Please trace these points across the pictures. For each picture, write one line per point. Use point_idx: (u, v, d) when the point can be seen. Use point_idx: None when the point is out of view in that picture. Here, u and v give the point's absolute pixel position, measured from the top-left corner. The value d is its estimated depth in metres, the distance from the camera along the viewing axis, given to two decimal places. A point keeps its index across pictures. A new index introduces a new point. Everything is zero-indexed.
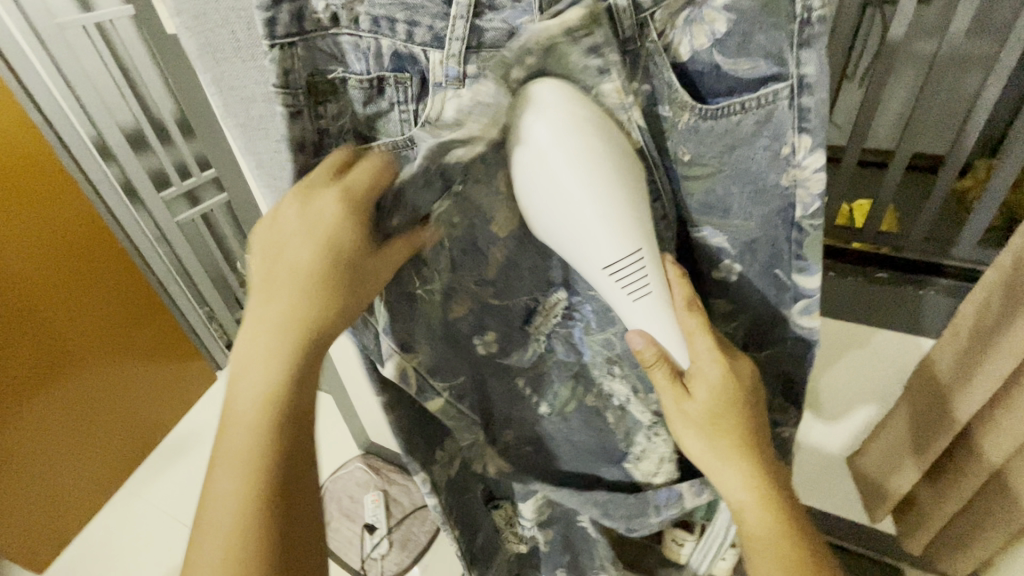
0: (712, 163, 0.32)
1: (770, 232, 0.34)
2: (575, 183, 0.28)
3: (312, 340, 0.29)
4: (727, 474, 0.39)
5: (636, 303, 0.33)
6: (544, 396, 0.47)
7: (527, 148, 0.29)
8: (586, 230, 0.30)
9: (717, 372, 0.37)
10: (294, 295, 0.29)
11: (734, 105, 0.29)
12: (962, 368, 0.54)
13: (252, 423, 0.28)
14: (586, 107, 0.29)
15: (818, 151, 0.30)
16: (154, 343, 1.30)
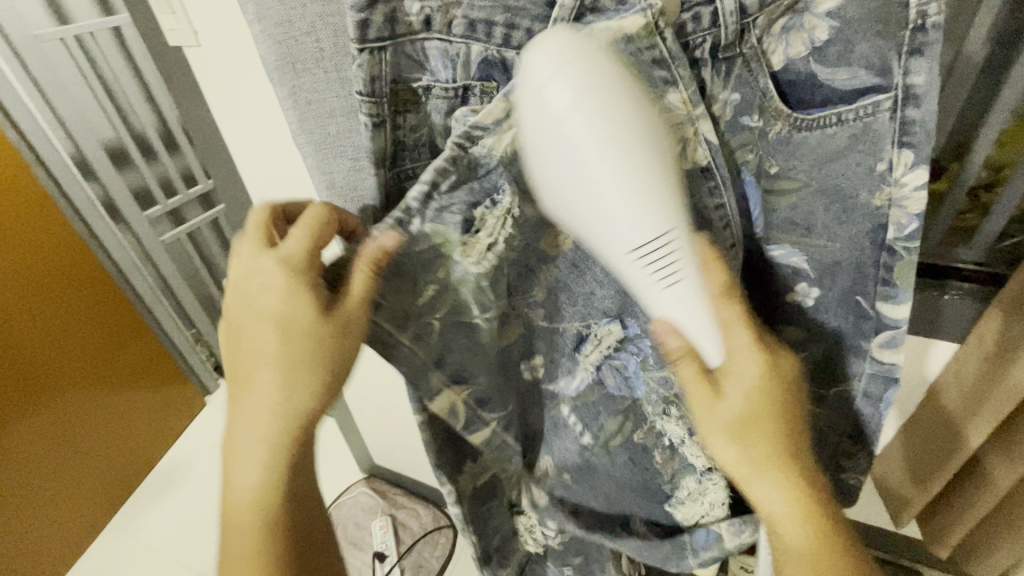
0: (802, 177, 0.30)
1: (857, 255, 0.32)
2: (593, 150, 0.25)
3: (281, 409, 0.33)
4: (762, 486, 0.35)
5: (667, 291, 0.29)
6: (588, 427, 0.41)
7: (540, 106, 0.25)
8: (601, 203, 0.26)
9: (753, 369, 0.33)
10: (268, 375, 0.32)
11: (829, 116, 0.28)
12: (979, 390, 0.56)
13: (259, 476, 0.34)
14: (610, 61, 0.25)
15: (921, 167, 0.28)
16: (138, 363, 1.36)
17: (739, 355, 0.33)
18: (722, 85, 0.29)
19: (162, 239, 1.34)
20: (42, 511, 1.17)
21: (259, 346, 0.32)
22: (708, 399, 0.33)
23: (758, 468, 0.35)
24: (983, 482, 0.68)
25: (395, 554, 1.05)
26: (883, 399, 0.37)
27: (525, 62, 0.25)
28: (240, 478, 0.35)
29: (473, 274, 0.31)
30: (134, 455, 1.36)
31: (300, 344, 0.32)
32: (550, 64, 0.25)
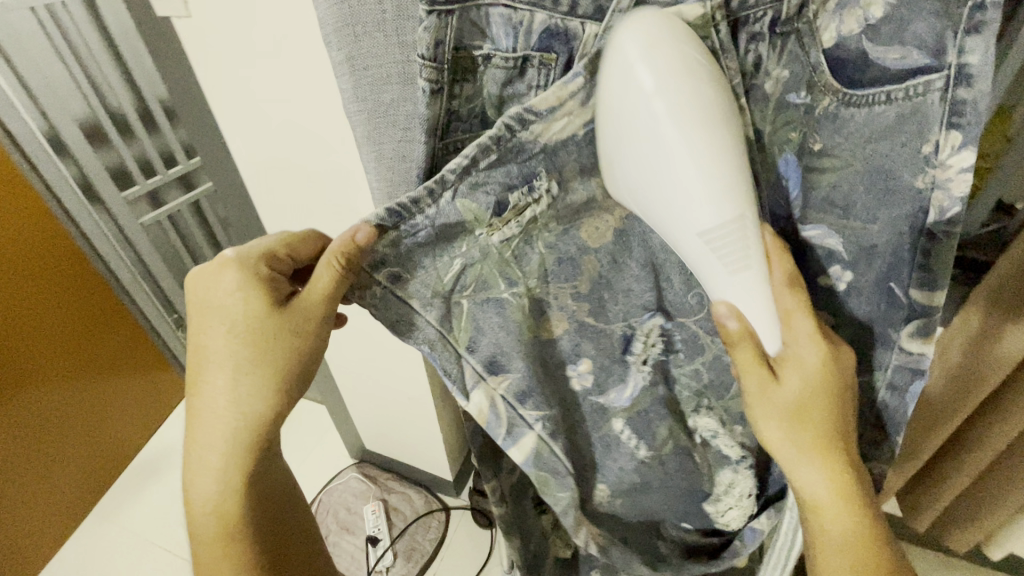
0: (844, 156, 0.31)
1: (894, 240, 0.33)
2: (670, 129, 0.28)
3: (236, 403, 0.38)
4: (811, 471, 0.37)
5: (730, 272, 0.31)
6: (643, 438, 0.43)
7: (627, 85, 0.28)
8: (676, 183, 0.29)
9: (814, 358, 0.34)
10: (223, 375, 0.38)
11: (878, 95, 0.29)
12: (969, 369, 0.58)
13: (219, 459, 0.40)
14: (694, 47, 0.28)
15: (968, 149, 0.28)
16: (117, 349, 1.32)
17: (801, 344, 0.34)
18: (777, 64, 0.30)
19: (140, 222, 1.26)
20: (21, 497, 1.15)
21: (210, 343, 0.38)
22: (765, 384, 0.34)
23: (807, 453, 0.36)
24: (962, 461, 0.71)
25: (387, 538, 1.05)
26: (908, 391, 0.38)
27: (613, 43, 0.28)
28: (199, 460, 0.40)
29: (495, 245, 0.33)
30: (117, 444, 1.34)
31: (268, 345, 0.37)
32: (637, 46, 0.27)
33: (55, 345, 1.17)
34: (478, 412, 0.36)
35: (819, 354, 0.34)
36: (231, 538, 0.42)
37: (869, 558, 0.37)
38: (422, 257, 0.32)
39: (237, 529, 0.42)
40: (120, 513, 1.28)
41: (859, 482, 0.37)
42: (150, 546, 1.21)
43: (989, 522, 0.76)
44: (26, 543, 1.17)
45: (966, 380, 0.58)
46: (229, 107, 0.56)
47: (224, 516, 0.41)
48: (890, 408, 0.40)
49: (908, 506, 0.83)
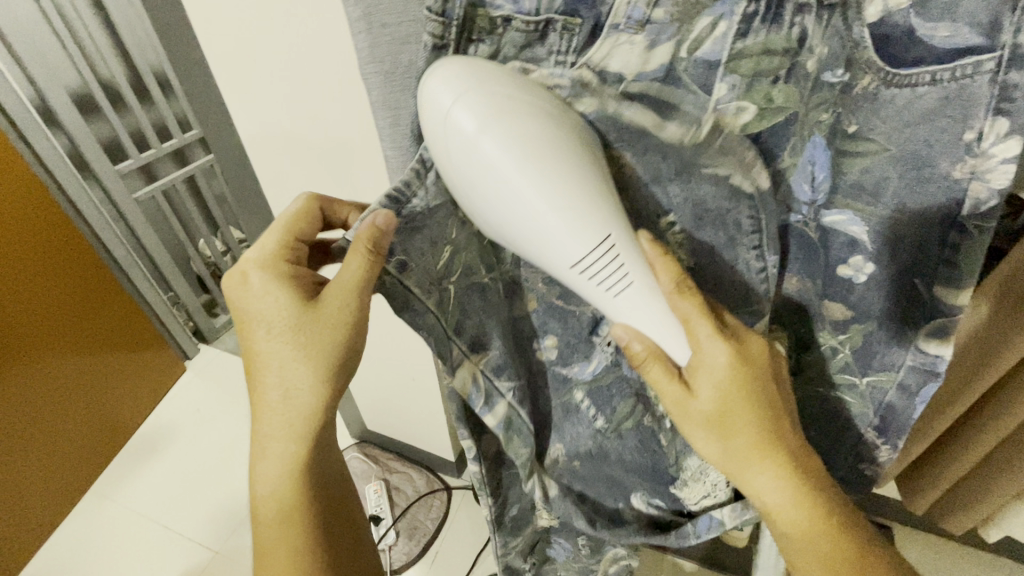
0: (879, 140, 0.30)
1: (925, 230, 0.32)
2: (505, 168, 0.27)
3: (290, 398, 0.39)
4: (754, 471, 0.36)
5: (615, 296, 0.31)
6: (602, 410, 0.41)
7: (452, 135, 0.27)
8: (531, 215, 0.28)
9: (722, 360, 0.33)
10: (276, 377, 0.38)
11: (922, 75, 0.27)
12: (976, 362, 0.58)
13: (280, 464, 0.41)
14: (503, 86, 0.28)
15: (1015, 138, 0.27)
16: (112, 326, 1.31)
17: (707, 350, 0.33)
18: (820, 40, 0.29)
19: (134, 196, 1.27)
20: (22, 474, 1.15)
21: (258, 350, 0.38)
22: (679, 397, 0.34)
23: (744, 459, 0.36)
24: (962, 448, 0.72)
25: (389, 517, 1.05)
26: (920, 395, 0.37)
27: (428, 97, 0.28)
28: (262, 468, 0.41)
29: (479, 232, 0.35)
30: (114, 420, 1.34)
31: (313, 343, 0.37)
32: (450, 98, 0.27)
33: (51, 323, 1.15)
34: (460, 386, 0.35)
35: (727, 354, 0.33)
36: (291, 537, 0.43)
37: (820, 532, 0.38)
38: (423, 242, 0.32)
39: (296, 530, 0.43)
40: (121, 491, 1.29)
41: (798, 468, 0.37)
42: (153, 528, 1.21)
43: (988, 507, 0.77)
44: (29, 519, 1.18)
45: (969, 364, 0.59)
46: (234, 88, 0.54)
47: (287, 507, 0.42)
48: (897, 411, 0.39)
49: (907, 490, 0.84)
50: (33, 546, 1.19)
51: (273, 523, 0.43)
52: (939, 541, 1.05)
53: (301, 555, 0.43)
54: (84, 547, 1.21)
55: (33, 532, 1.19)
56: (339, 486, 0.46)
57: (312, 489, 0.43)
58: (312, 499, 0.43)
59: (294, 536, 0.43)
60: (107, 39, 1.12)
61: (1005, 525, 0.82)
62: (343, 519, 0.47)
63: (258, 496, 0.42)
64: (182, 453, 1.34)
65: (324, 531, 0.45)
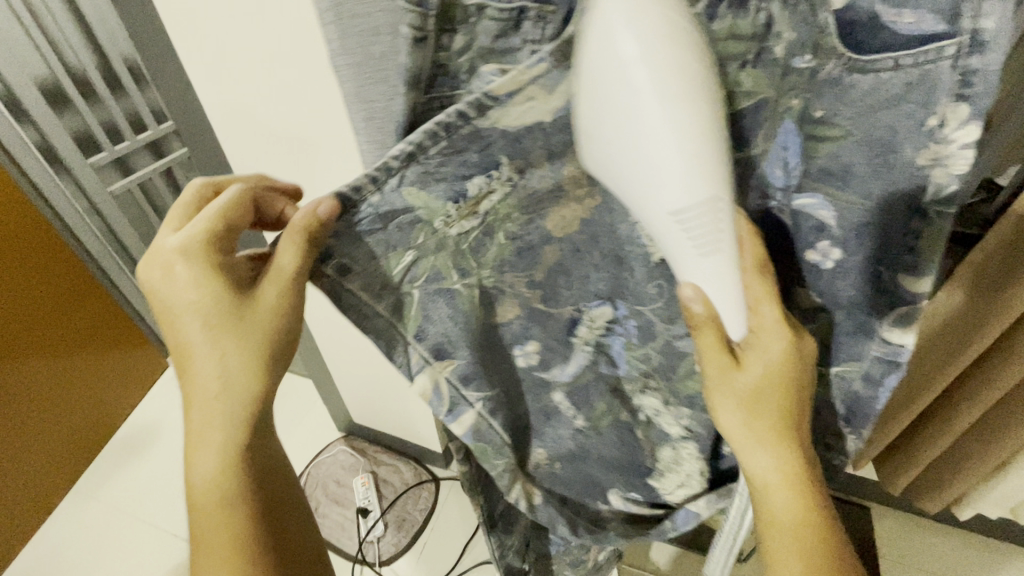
0: (845, 125, 0.30)
1: (890, 216, 0.32)
2: (653, 103, 0.27)
3: (222, 381, 0.38)
4: (764, 454, 0.39)
5: (699, 257, 0.32)
6: (580, 409, 0.42)
7: (609, 53, 0.27)
8: (650, 161, 0.29)
9: (778, 347, 0.36)
10: (209, 362, 0.38)
11: (885, 61, 0.27)
12: (953, 338, 0.61)
13: (217, 453, 0.40)
14: (683, 18, 0.27)
15: (974, 123, 0.27)
16: (90, 323, 1.31)
17: (768, 332, 0.36)
18: (788, 25, 0.29)
19: (110, 190, 1.24)
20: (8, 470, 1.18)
21: (189, 340, 0.37)
22: (726, 369, 0.36)
23: (763, 438, 0.39)
24: (933, 428, 0.74)
25: (377, 509, 1.06)
26: (883, 385, 0.38)
27: (596, 8, 0.27)
28: (199, 461, 0.41)
29: (452, 239, 0.34)
30: (99, 416, 1.35)
31: (244, 331, 0.37)
32: (623, 14, 0.26)
33: (30, 319, 1.17)
34: (421, 391, 0.35)
35: (784, 344, 0.36)
36: (230, 533, 0.42)
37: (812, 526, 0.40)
38: (371, 247, 0.32)
39: (238, 526, 0.42)
40: (105, 490, 1.29)
41: (805, 467, 0.40)
42: (137, 525, 1.22)
43: (959, 484, 0.80)
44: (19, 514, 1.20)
45: (948, 340, 0.62)
46: (201, 82, 0.54)
47: (224, 504, 0.41)
48: (862, 400, 0.40)
49: (884, 470, 0.86)
50: (22, 539, 1.21)
51: (212, 523, 0.42)
52: (916, 519, 1.10)
53: (237, 557, 0.42)
54: (69, 542, 1.22)
55: (22, 527, 1.21)
56: (282, 486, 0.45)
57: (253, 479, 0.42)
58: (253, 489, 0.42)
59: (235, 532, 0.42)
60: (75, 24, 1.07)
61: (978, 505, 0.85)
62: (287, 511, 0.45)
63: (196, 491, 0.41)
64: (167, 448, 1.35)
65: (266, 531, 0.43)
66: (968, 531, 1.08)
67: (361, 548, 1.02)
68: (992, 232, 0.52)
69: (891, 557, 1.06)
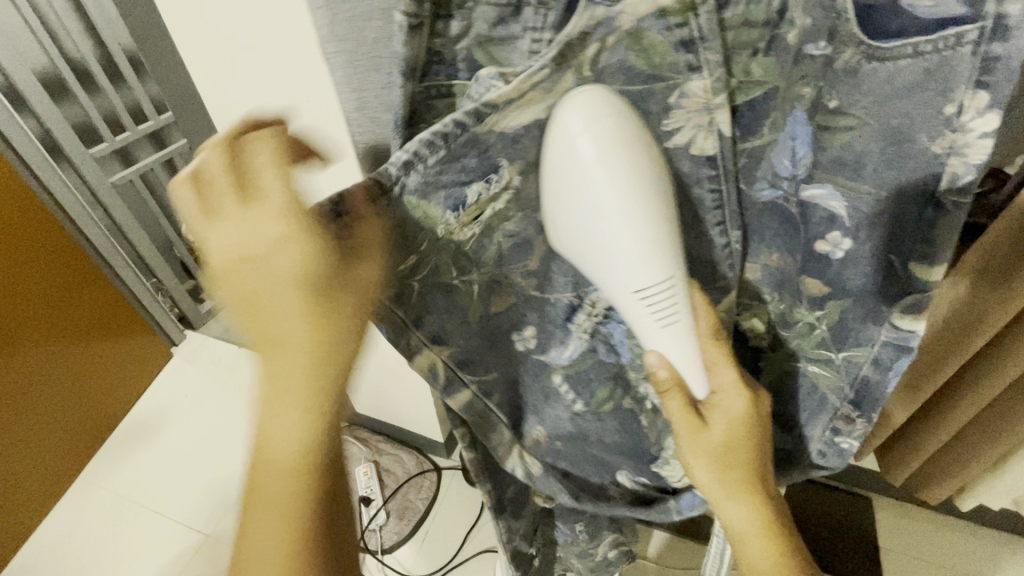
0: (861, 116, 0.29)
1: (904, 206, 0.32)
2: (609, 197, 0.30)
3: (313, 335, 0.30)
4: (735, 505, 0.40)
5: (663, 328, 0.34)
6: (581, 394, 0.42)
7: (570, 155, 0.30)
8: (612, 245, 0.31)
9: (739, 405, 0.38)
10: (293, 310, 0.30)
11: (905, 48, 0.26)
12: (957, 328, 0.61)
13: (299, 424, 0.33)
14: (633, 124, 0.30)
15: (993, 112, 0.27)
16: (94, 314, 1.32)
17: (728, 393, 0.38)
18: (802, 10, 0.28)
19: (111, 181, 1.27)
20: (14, 459, 1.19)
21: (264, 276, 0.29)
22: (695, 429, 0.37)
23: (730, 492, 0.40)
24: (938, 419, 0.74)
25: (380, 498, 1.07)
26: (892, 368, 0.38)
27: (558, 117, 0.30)
28: (271, 428, 0.33)
29: (451, 240, 0.33)
30: (104, 408, 1.37)
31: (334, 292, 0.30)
32: (579, 120, 0.29)
33: (37, 309, 1.18)
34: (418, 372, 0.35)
35: (744, 402, 0.38)
36: (303, 509, 0.36)
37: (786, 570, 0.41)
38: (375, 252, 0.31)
39: (311, 501, 0.36)
40: (110, 478, 1.31)
41: (772, 512, 0.41)
42: (144, 515, 1.24)
43: (961, 473, 0.80)
44: (27, 503, 1.22)
45: (952, 331, 0.61)
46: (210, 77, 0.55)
47: (302, 476, 0.35)
48: (871, 385, 0.40)
49: (885, 460, 0.86)
50: (30, 527, 1.23)
51: (284, 494, 0.35)
52: (914, 510, 1.10)
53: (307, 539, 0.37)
54: (76, 530, 1.24)
55: (29, 515, 1.23)
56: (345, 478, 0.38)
57: (331, 455, 0.36)
58: (330, 466, 0.36)
59: (305, 508, 0.36)
60: (73, 15, 1.12)
61: (981, 494, 0.84)
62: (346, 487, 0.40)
63: (266, 460, 0.34)
64: (174, 439, 1.37)
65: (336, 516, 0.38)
66: (967, 521, 1.08)
67: (364, 537, 1.03)
68: (999, 221, 0.51)
69: (892, 548, 1.06)
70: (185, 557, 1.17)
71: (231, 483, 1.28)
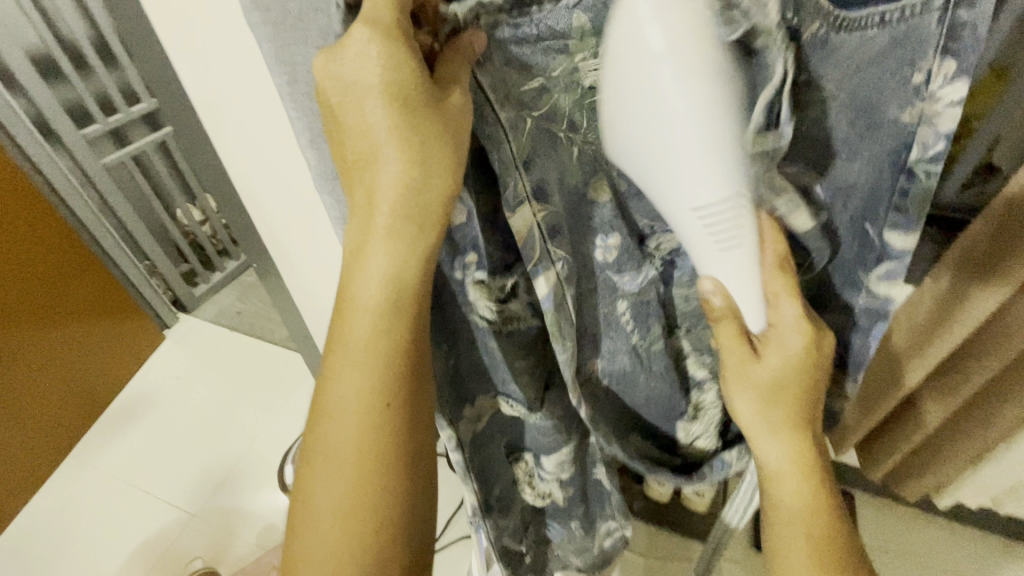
0: (831, 88, 0.30)
1: (877, 179, 0.34)
2: (678, 98, 0.27)
3: (384, 274, 0.32)
4: (775, 444, 0.41)
5: (723, 252, 0.33)
6: (638, 325, 0.43)
7: (636, 51, 0.26)
8: (679, 161, 0.29)
9: (797, 343, 0.37)
10: (381, 245, 0.31)
11: (871, 17, 0.28)
12: (935, 324, 0.61)
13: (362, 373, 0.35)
14: (703, 12, 0.26)
15: (962, 80, 0.28)
16: (88, 295, 1.33)
17: (786, 327, 0.37)
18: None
19: (104, 162, 1.31)
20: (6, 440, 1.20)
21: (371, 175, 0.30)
22: (744, 360, 0.38)
23: (774, 427, 0.40)
24: (914, 416, 0.75)
25: None
26: (869, 329, 0.41)
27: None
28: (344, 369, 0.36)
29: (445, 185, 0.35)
30: (93, 392, 1.37)
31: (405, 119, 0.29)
32: (651, 5, 0.26)
33: (30, 289, 1.19)
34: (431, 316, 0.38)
35: (804, 340, 0.37)
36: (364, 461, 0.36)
37: (820, 525, 0.41)
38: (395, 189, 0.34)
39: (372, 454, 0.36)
40: (101, 457, 1.32)
41: (813, 454, 0.41)
42: (132, 493, 1.26)
43: (940, 471, 0.81)
44: (15, 484, 1.23)
45: (930, 333, 0.62)
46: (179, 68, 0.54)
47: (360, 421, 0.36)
48: (852, 347, 0.43)
49: (864, 458, 0.88)
50: (18, 507, 1.24)
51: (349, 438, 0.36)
52: (897, 505, 1.11)
53: (374, 459, 0.36)
54: (61, 509, 1.25)
55: (18, 494, 1.24)
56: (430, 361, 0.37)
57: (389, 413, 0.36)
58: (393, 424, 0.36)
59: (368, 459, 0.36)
60: None
61: (957, 492, 0.86)
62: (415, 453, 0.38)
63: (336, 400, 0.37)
64: (165, 417, 1.38)
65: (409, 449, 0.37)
66: (950, 521, 1.09)
67: None
68: (981, 218, 0.52)
69: (874, 545, 1.06)
70: (170, 534, 1.19)
71: (219, 464, 1.28)
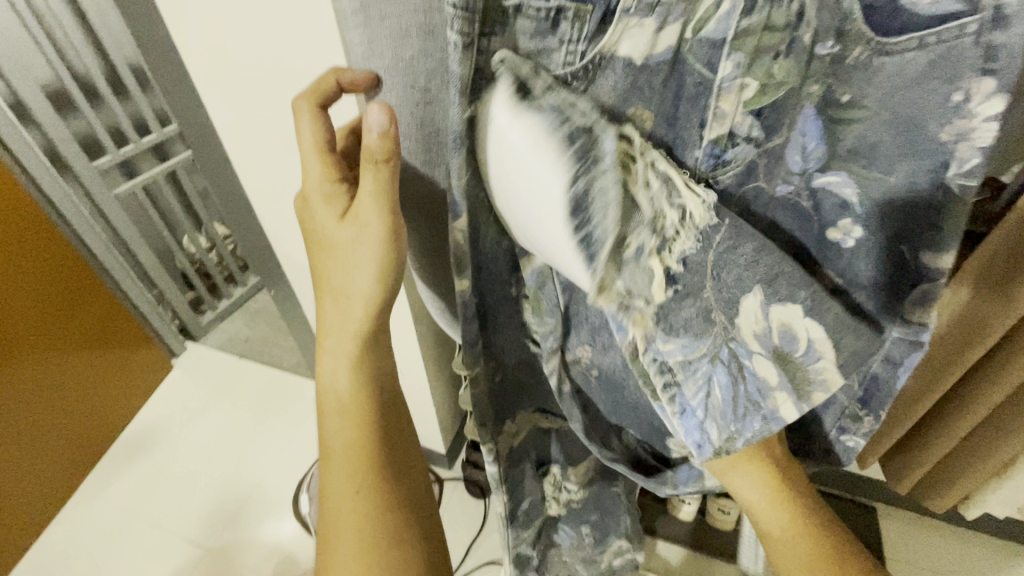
0: (870, 107, 0.38)
1: (916, 194, 0.40)
2: (540, 188, 0.34)
3: (351, 388, 0.47)
4: (746, 484, 0.52)
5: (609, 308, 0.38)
6: None
7: (502, 150, 0.34)
8: (546, 231, 0.35)
9: None
10: (355, 342, 0.46)
11: (910, 42, 0.35)
12: (957, 335, 0.63)
13: (348, 463, 0.47)
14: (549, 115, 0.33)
15: (997, 96, 0.34)
16: (97, 324, 1.33)
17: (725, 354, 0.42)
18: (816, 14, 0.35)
19: (114, 192, 1.33)
20: (19, 474, 1.19)
21: (353, 288, 0.43)
22: None
23: (739, 474, 0.52)
24: (937, 426, 0.76)
25: None
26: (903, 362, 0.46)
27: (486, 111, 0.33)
28: (334, 462, 0.47)
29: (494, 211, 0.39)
30: (103, 423, 1.36)
31: (377, 251, 0.41)
32: (505, 114, 0.33)
33: (40, 318, 1.19)
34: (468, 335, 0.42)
35: None
36: (368, 530, 0.46)
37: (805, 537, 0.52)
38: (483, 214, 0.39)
39: (376, 522, 0.47)
40: (110, 492, 1.31)
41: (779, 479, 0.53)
42: (143, 530, 1.24)
43: (968, 481, 0.80)
44: (25, 519, 1.21)
45: (954, 343, 0.64)
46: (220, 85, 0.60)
47: (359, 505, 0.46)
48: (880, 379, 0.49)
49: (890, 472, 0.87)
50: (27, 544, 1.21)
51: (350, 514, 0.46)
52: (920, 519, 1.10)
53: (384, 528, 0.47)
54: (63, 555, 1.21)
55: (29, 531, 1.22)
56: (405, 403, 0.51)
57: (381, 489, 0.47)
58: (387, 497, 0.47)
59: (372, 528, 0.46)
60: (81, 31, 1.19)
61: (985, 502, 0.86)
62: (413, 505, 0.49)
63: (331, 488, 0.47)
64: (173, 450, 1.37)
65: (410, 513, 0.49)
66: (978, 534, 1.07)
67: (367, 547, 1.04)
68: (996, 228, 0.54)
69: (900, 559, 1.05)
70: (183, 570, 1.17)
71: (230, 496, 1.27)
